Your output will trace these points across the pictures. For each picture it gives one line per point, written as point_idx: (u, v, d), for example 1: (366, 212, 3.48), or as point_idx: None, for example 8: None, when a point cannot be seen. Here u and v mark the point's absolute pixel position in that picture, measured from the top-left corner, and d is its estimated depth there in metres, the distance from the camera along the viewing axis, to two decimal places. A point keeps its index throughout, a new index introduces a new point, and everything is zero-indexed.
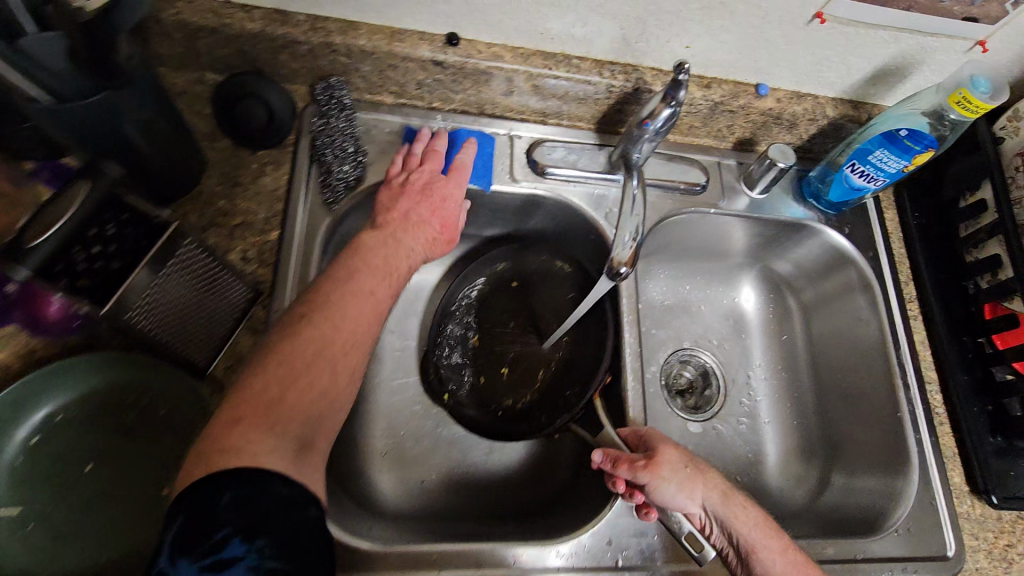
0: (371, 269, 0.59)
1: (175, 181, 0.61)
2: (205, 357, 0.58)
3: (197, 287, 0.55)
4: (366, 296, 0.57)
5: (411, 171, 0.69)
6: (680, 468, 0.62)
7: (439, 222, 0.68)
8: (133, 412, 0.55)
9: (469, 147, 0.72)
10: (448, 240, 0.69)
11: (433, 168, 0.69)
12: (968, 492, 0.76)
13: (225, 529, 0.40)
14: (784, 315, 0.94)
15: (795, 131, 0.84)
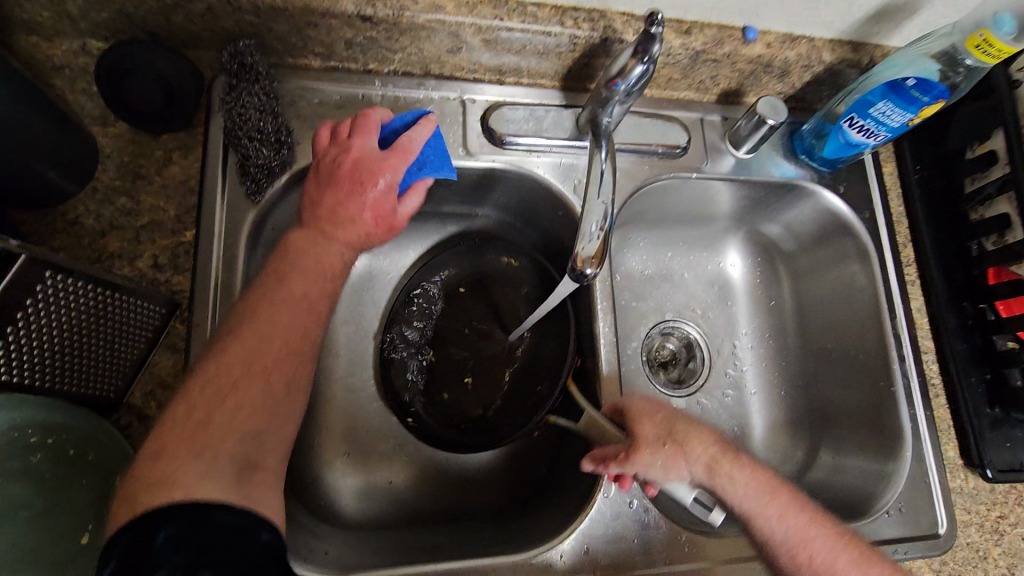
0: (292, 300, 0.51)
1: (55, 180, 0.52)
2: (116, 388, 0.51)
3: (81, 319, 0.46)
4: (283, 337, 0.50)
5: (333, 152, 0.56)
6: (659, 450, 0.56)
7: (374, 212, 0.55)
8: (41, 452, 0.46)
9: (424, 125, 0.58)
10: (389, 231, 0.57)
11: (364, 142, 0.56)
12: (962, 465, 0.72)
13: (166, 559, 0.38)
14: (774, 279, 0.87)
15: (786, 80, 0.74)
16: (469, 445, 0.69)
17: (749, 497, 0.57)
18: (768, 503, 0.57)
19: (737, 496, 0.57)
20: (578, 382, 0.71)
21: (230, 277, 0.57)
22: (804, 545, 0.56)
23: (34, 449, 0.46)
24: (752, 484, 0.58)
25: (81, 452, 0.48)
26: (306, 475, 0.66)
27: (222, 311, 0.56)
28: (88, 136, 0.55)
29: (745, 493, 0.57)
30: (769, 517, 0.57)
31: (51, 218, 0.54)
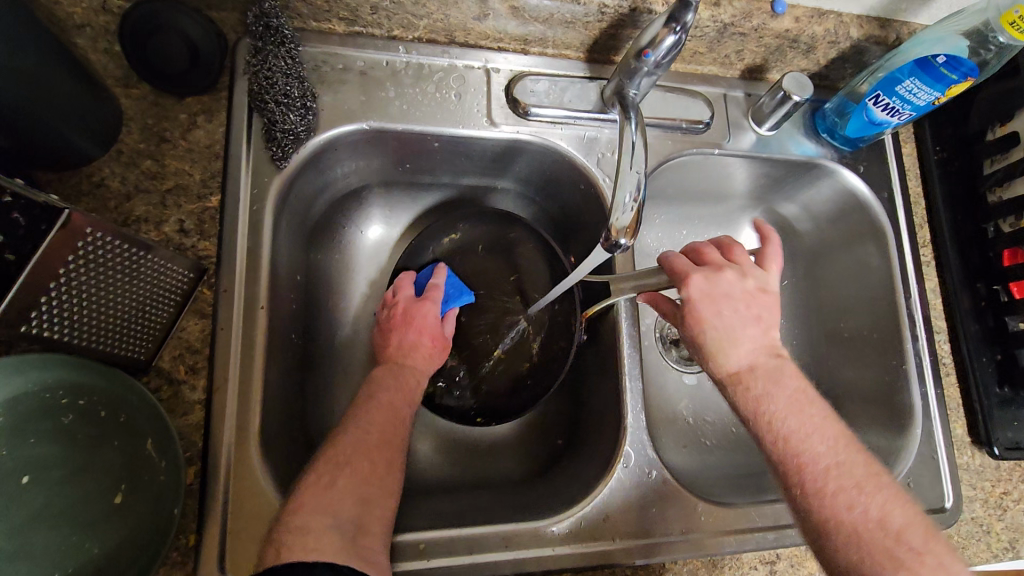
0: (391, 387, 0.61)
1: (80, 140, 0.51)
2: (145, 351, 0.51)
3: (113, 281, 0.46)
4: (386, 409, 0.59)
5: (387, 312, 0.68)
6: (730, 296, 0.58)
7: (431, 338, 0.66)
8: (72, 414, 0.46)
9: (439, 270, 0.69)
10: (444, 348, 0.66)
11: (407, 296, 0.67)
12: (969, 443, 0.74)
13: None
14: (788, 258, 0.88)
15: (812, 56, 0.74)
16: (512, 413, 0.67)
17: (790, 402, 0.55)
18: (807, 414, 0.54)
19: (778, 397, 0.55)
20: (596, 355, 0.72)
21: (257, 244, 0.57)
22: (829, 460, 0.52)
23: (66, 410, 0.46)
24: (799, 393, 0.55)
25: (112, 414, 0.48)
26: None
27: (248, 277, 0.56)
28: (111, 98, 0.54)
29: (789, 398, 0.55)
30: (803, 426, 0.54)
31: (76, 180, 0.54)
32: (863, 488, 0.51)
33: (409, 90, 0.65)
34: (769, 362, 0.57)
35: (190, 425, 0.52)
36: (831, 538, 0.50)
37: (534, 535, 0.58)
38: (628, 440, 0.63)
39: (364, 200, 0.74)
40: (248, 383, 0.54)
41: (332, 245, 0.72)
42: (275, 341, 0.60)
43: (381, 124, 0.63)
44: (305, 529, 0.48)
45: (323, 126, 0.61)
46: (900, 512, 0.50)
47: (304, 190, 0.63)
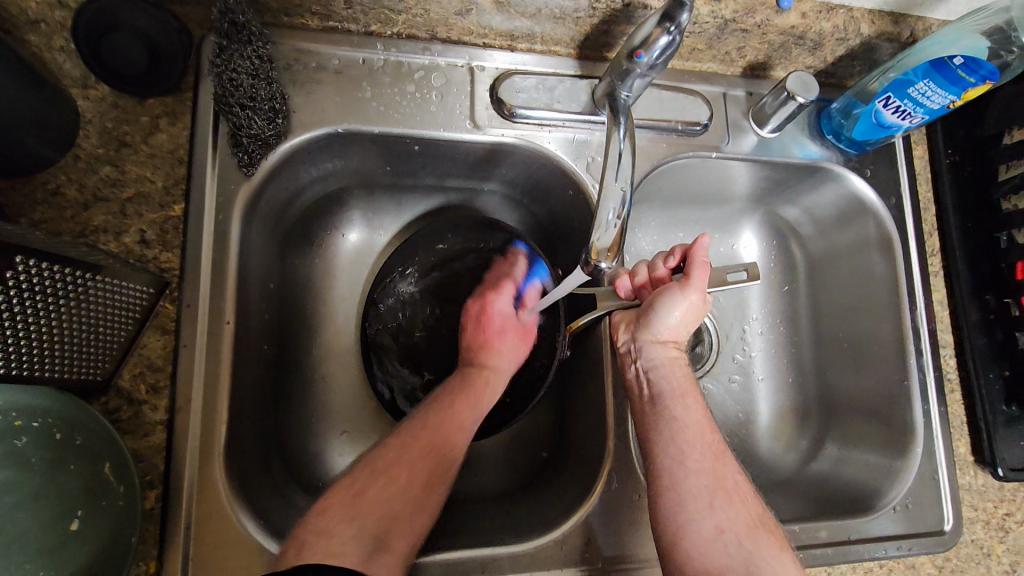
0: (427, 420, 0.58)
1: (32, 146, 0.48)
2: (102, 371, 0.49)
3: (63, 302, 0.43)
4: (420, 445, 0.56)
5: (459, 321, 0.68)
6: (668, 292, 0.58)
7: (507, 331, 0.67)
8: (26, 436, 0.44)
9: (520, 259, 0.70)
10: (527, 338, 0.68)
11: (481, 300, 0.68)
12: (972, 462, 0.71)
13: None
14: (790, 264, 0.84)
15: (818, 53, 0.69)
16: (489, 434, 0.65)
17: (691, 422, 0.55)
18: (702, 440, 0.54)
19: (683, 412, 0.55)
20: (582, 366, 0.69)
21: (223, 255, 0.54)
22: (702, 481, 0.52)
23: (19, 433, 0.44)
24: (702, 422, 0.55)
25: (68, 436, 0.45)
26: (303, 456, 0.64)
27: (214, 290, 0.53)
28: (66, 99, 0.51)
29: (693, 420, 0.55)
30: (693, 444, 0.53)
31: (29, 188, 0.51)
32: (720, 512, 0.50)
33: (388, 90, 0.61)
34: (686, 385, 0.57)
35: (151, 446, 0.50)
36: (663, 534, 0.51)
37: (513, 559, 0.56)
38: (612, 460, 0.60)
39: (344, 203, 0.71)
40: (214, 402, 0.52)
41: (310, 250, 0.70)
42: (245, 355, 0.57)
43: (357, 127, 0.60)
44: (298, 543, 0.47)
45: (295, 129, 0.58)
46: (746, 548, 0.49)
47: (277, 195, 0.60)
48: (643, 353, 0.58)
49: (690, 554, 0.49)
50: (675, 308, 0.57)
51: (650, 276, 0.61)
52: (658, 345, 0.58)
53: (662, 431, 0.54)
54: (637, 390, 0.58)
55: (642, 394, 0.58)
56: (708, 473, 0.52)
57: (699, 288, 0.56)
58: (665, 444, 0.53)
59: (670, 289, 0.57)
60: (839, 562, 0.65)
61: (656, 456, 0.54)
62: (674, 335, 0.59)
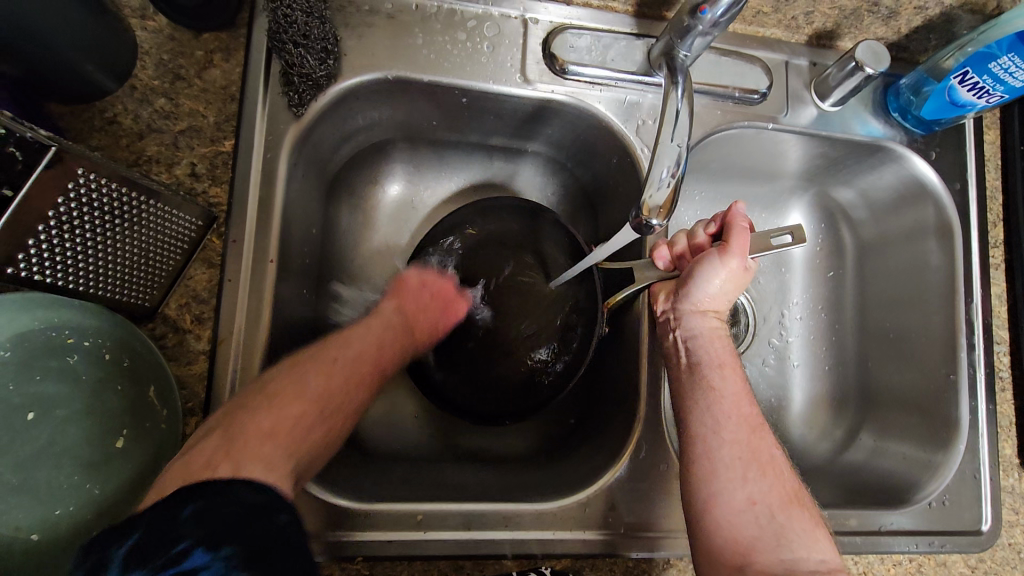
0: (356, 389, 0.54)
1: (91, 72, 0.49)
2: (151, 297, 0.50)
3: (117, 226, 0.44)
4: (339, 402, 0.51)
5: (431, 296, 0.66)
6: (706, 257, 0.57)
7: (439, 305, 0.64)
8: (77, 354, 0.46)
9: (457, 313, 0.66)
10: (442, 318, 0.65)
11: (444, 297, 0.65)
12: (1017, 465, 0.68)
13: (185, 541, 0.33)
14: (837, 248, 0.81)
15: (892, 23, 0.66)
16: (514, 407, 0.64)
17: (728, 393, 0.54)
18: (738, 411, 0.53)
19: (720, 383, 0.54)
20: (615, 335, 0.68)
21: (269, 193, 0.54)
22: (737, 453, 0.51)
23: (73, 349, 0.46)
24: (740, 393, 0.54)
25: (117, 357, 0.47)
26: None
27: (259, 228, 0.54)
28: (127, 27, 0.51)
29: (730, 391, 0.54)
30: (728, 415, 0.52)
31: (88, 114, 0.52)
32: (753, 484, 0.50)
33: (439, 38, 0.60)
34: (725, 356, 0.56)
35: (194, 375, 0.52)
36: (692, 503, 0.50)
37: (536, 516, 0.56)
38: (642, 429, 0.60)
39: (386, 155, 0.70)
40: (253, 338, 0.53)
41: (351, 200, 0.70)
42: (285, 296, 0.58)
43: (407, 75, 0.59)
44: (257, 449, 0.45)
45: (345, 73, 0.58)
46: (778, 521, 0.48)
47: (323, 141, 0.60)
48: (682, 322, 0.57)
49: (719, 523, 0.49)
50: (715, 276, 0.55)
51: (690, 244, 0.59)
52: (698, 315, 0.57)
53: (697, 401, 0.53)
54: (675, 357, 0.57)
55: (680, 362, 0.57)
56: (742, 444, 0.51)
57: (739, 256, 0.55)
58: (701, 414, 0.53)
59: (709, 258, 0.55)
60: (866, 551, 0.63)
61: (690, 425, 0.53)
62: (714, 305, 0.57)
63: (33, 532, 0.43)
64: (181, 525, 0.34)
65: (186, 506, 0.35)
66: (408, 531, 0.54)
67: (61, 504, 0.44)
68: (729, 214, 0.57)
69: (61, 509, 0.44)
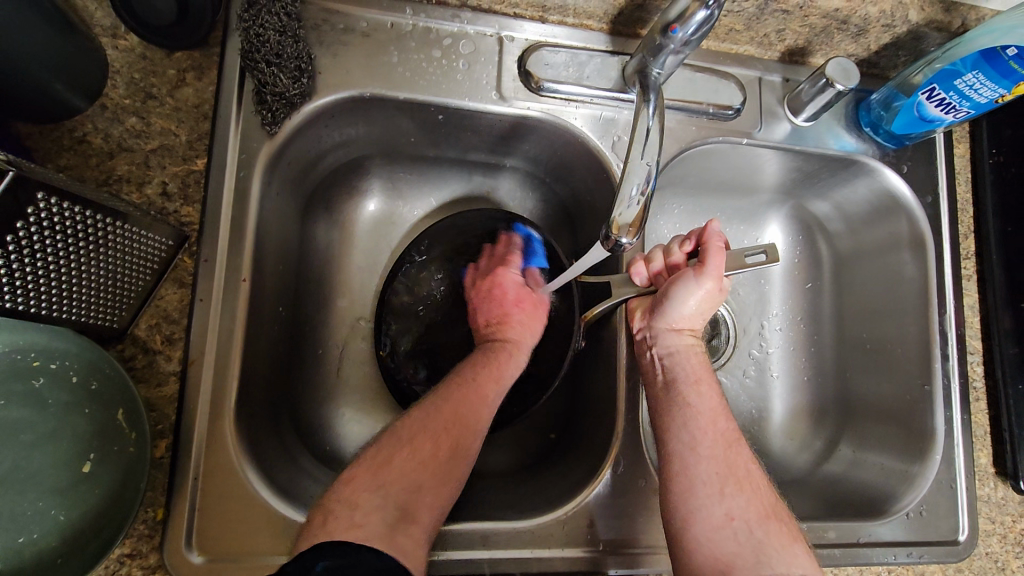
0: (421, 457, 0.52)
1: (57, 92, 0.49)
2: (119, 318, 0.49)
3: (83, 248, 0.43)
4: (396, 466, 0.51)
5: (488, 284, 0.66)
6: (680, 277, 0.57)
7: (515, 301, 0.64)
8: (43, 377, 0.45)
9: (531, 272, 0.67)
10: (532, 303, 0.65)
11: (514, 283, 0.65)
12: (993, 474, 0.69)
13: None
14: (814, 260, 0.82)
15: (861, 40, 0.67)
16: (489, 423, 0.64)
17: (704, 410, 0.54)
18: (715, 427, 0.53)
19: (696, 399, 0.54)
20: (594, 349, 0.68)
21: (242, 212, 0.54)
22: (713, 469, 0.51)
23: (37, 373, 0.45)
24: (716, 409, 0.54)
25: (84, 380, 0.47)
26: (310, 420, 0.64)
27: (232, 247, 0.53)
28: (96, 46, 0.51)
29: (707, 408, 0.54)
30: (704, 431, 0.53)
31: (56, 134, 0.51)
32: (730, 499, 0.50)
33: (414, 56, 0.60)
34: (701, 373, 0.57)
35: (163, 396, 0.51)
36: (670, 520, 0.50)
37: (514, 535, 0.55)
38: (620, 445, 0.59)
39: (365, 170, 0.70)
40: (226, 356, 0.52)
41: (328, 216, 0.69)
42: (260, 314, 0.57)
43: (382, 92, 0.59)
44: (353, 502, 0.47)
45: (320, 90, 0.58)
46: (756, 536, 0.48)
47: (299, 158, 0.60)
48: (657, 340, 0.58)
49: (697, 540, 0.49)
50: (689, 297, 0.56)
51: (666, 262, 0.59)
52: (672, 332, 0.57)
53: (673, 418, 0.54)
54: (651, 374, 0.58)
55: (655, 379, 0.57)
56: (719, 460, 0.51)
57: (715, 276, 0.55)
58: (677, 430, 0.53)
59: (685, 277, 0.55)
60: (846, 563, 0.63)
61: (668, 442, 0.53)
62: (689, 322, 0.58)
63: None
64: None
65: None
66: None
67: (19, 534, 0.43)
68: (704, 233, 0.57)
69: (24, 537, 0.43)
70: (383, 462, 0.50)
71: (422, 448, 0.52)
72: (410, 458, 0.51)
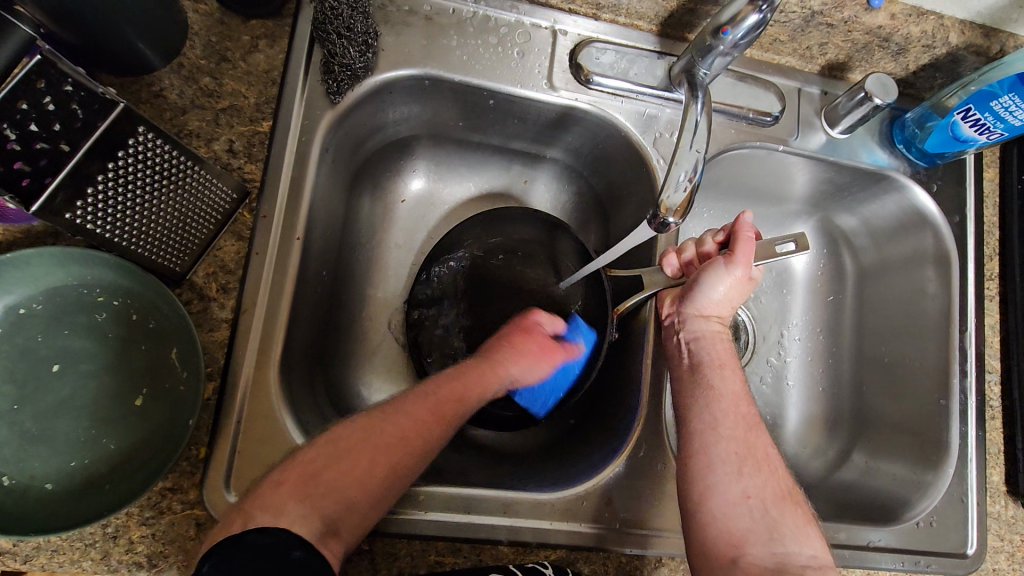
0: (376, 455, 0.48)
1: (142, 48, 0.52)
2: (182, 263, 0.52)
3: (167, 187, 0.46)
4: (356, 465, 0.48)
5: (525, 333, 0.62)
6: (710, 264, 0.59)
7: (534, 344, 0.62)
8: (105, 312, 0.49)
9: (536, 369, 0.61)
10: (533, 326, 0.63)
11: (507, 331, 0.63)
12: (1004, 492, 0.69)
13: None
14: (838, 273, 0.83)
15: (901, 60, 0.69)
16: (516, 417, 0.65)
17: (727, 393, 0.56)
18: (736, 410, 0.55)
19: (720, 382, 0.56)
20: (621, 337, 0.70)
21: (300, 175, 0.57)
22: (733, 448, 0.52)
23: (100, 307, 0.49)
24: (738, 393, 0.56)
25: (142, 318, 0.49)
26: (341, 385, 0.67)
27: (288, 206, 0.56)
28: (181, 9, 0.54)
29: (729, 391, 0.56)
30: (726, 413, 0.54)
31: (136, 87, 0.54)
32: (748, 479, 0.51)
33: (471, 41, 0.63)
34: (727, 359, 0.58)
35: (215, 341, 0.53)
36: (688, 495, 0.52)
37: (533, 505, 0.57)
38: (641, 429, 0.61)
39: (411, 150, 0.73)
40: (274, 310, 0.55)
41: (373, 191, 0.72)
42: (307, 275, 0.60)
43: (439, 73, 0.62)
44: (277, 511, 0.43)
45: (381, 66, 0.61)
46: (772, 515, 0.50)
47: (355, 131, 0.63)
48: (685, 325, 0.60)
49: (715, 515, 0.50)
50: (718, 284, 0.58)
51: (698, 251, 0.61)
52: (701, 319, 0.59)
53: (696, 398, 0.55)
54: (677, 358, 0.59)
55: (681, 362, 0.59)
56: (739, 440, 0.53)
57: (744, 265, 0.57)
58: (699, 409, 0.55)
59: (715, 264, 0.57)
60: (854, 566, 0.64)
61: (688, 421, 0.55)
62: (718, 310, 0.60)
63: (48, 482, 0.46)
64: None
65: None
66: (409, 509, 0.55)
67: (74, 456, 0.47)
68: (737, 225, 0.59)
69: (76, 462, 0.47)
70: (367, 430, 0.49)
71: (392, 428, 0.50)
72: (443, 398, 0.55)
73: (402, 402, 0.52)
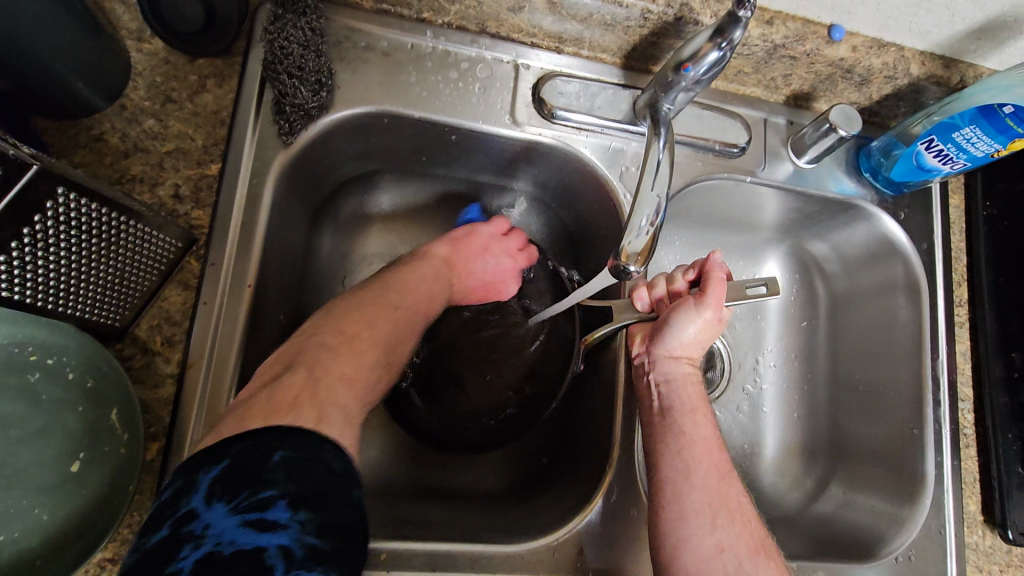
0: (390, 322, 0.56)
1: (78, 93, 0.49)
2: (120, 318, 0.49)
3: (95, 244, 0.43)
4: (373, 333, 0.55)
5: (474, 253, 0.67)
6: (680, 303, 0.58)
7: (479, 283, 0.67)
8: (41, 372, 0.45)
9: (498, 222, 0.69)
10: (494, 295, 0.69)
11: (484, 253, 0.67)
12: (981, 522, 0.69)
13: (274, 488, 0.37)
14: (811, 300, 0.83)
15: (864, 90, 0.69)
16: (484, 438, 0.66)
17: (699, 438, 0.54)
18: (709, 456, 0.53)
19: (691, 427, 0.55)
20: (592, 373, 0.68)
21: (252, 218, 0.55)
22: (705, 498, 0.51)
23: (34, 368, 0.44)
24: (711, 438, 0.55)
25: (81, 377, 0.46)
26: None
27: (239, 252, 0.54)
28: (122, 49, 0.52)
29: (701, 437, 0.54)
30: (699, 460, 0.53)
31: (73, 131, 0.52)
32: (721, 531, 0.50)
33: (431, 77, 0.62)
34: (697, 400, 0.57)
35: (159, 398, 0.50)
36: (661, 549, 0.50)
37: (503, 559, 0.54)
38: (613, 472, 0.59)
39: (374, 184, 0.71)
40: (224, 361, 0.52)
41: (335, 228, 0.70)
42: (262, 321, 0.57)
43: (398, 110, 0.61)
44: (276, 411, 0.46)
45: (338, 104, 0.59)
46: (745, 569, 0.48)
47: (311, 169, 0.61)
48: (656, 366, 0.58)
49: (687, 571, 0.48)
50: (689, 325, 0.57)
51: (668, 289, 0.60)
52: (672, 360, 0.58)
53: (668, 444, 0.54)
54: (647, 402, 0.58)
55: (652, 405, 0.57)
56: (712, 489, 0.52)
57: (715, 305, 0.56)
58: (672, 457, 0.53)
59: (686, 305, 0.56)
60: None
61: (661, 468, 0.53)
62: (688, 351, 0.58)
63: None
64: (271, 469, 0.38)
65: (275, 451, 0.39)
66: (371, 569, 0.52)
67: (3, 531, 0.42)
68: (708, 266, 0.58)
69: (5, 535, 0.42)
70: (379, 306, 0.56)
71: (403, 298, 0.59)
72: (421, 286, 0.61)
73: (415, 268, 0.62)
